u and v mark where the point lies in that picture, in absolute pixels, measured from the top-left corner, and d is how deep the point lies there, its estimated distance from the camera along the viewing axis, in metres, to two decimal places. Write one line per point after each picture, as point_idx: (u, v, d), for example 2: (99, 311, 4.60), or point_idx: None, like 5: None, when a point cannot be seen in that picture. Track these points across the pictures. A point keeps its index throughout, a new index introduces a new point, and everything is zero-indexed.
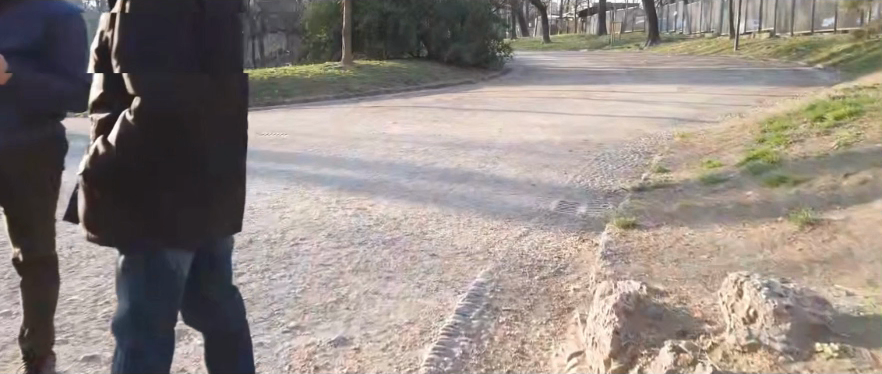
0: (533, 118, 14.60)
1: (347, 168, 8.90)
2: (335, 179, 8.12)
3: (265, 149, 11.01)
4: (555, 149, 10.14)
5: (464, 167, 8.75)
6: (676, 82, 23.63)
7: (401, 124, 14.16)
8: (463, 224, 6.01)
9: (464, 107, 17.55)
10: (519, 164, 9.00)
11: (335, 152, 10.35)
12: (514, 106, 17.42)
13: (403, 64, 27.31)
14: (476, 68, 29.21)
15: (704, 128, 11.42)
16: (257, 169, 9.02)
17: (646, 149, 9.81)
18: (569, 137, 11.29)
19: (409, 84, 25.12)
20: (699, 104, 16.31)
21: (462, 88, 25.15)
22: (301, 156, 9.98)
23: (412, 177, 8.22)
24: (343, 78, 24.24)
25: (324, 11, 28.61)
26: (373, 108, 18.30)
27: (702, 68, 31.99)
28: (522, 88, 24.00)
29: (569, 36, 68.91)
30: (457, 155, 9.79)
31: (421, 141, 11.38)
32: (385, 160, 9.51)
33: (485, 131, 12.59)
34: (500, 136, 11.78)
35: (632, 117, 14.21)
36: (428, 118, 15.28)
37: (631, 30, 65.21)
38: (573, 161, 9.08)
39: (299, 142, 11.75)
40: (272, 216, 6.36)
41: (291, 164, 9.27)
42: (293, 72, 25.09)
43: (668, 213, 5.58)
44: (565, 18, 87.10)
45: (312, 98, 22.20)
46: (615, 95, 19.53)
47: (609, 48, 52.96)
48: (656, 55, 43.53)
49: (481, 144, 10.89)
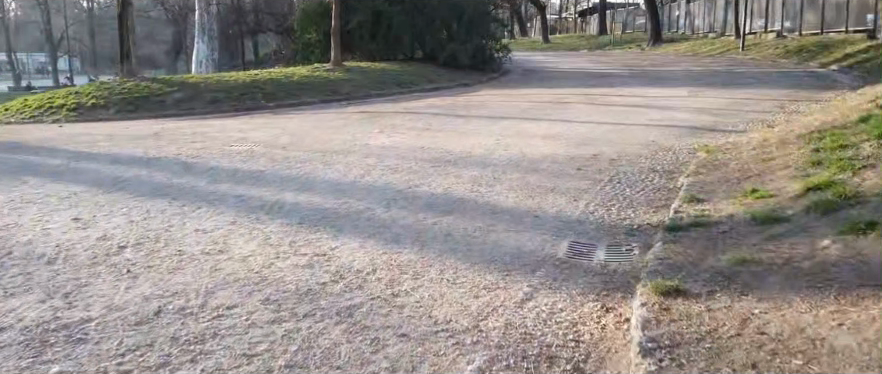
0: (533, 126, 13.25)
1: (316, 193, 7.49)
2: (299, 208, 6.72)
3: (227, 166, 9.62)
4: (559, 165, 8.78)
5: (455, 192, 7.34)
6: (685, 85, 22.27)
7: (388, 134, 12.82)
8: (447, 280, 4.59)
9: (459, 113, 16.23)
10: (518, 187, 7.62)
11: (307, 171, 8.97)
12: (511, 112, 16.05)
13: (396, 66, 25.95)
14: (473, 70, 27.82)
15: (729, 141, 10.04)
16: (209, 193, 7.64)
17: (666, 167, 8.46)
18: (575, 151, 9.94)
19: (402, 87, 23.76)
20: (715, 110, 14.94)
21: (457, 91, 23.79)
22: (266, 177, 8.62)
23: (391, 205, 6.82)
24: (331, 81, 22.90)
25: (314, 10, 27.06)
26: (360, 114, 16.98)
27: (709, 69, 30.67)
28: (521, 91, 22.66)
29: (568, 36, 67.73)
30: (446, 175, 8.43)
31: (407, 156, 10.01)
32: (362, 182, 8.11)
33: (479, 142, 11.24)
34: (497, 149, 10.40)
35: (643, 126, 12.85)
36: (418, 126, 13.94)
37: (632, 31, 63.93)
38: (582, 183, 7.70)
39: (269, 157, 10.41)
40: (202, 266, 4.94)
41: (251, 188, 7.88)
42: (278, 73, 23.73)
43: (720, 272, 4.19)
44: (564, 18, 85.96)
45: (298, 102, 20.88)
46: (621, 99, 18.21)
47: (610, 49, 51.72)
48: (659, 55, 42.23)
49: (474, 159, 9.50)
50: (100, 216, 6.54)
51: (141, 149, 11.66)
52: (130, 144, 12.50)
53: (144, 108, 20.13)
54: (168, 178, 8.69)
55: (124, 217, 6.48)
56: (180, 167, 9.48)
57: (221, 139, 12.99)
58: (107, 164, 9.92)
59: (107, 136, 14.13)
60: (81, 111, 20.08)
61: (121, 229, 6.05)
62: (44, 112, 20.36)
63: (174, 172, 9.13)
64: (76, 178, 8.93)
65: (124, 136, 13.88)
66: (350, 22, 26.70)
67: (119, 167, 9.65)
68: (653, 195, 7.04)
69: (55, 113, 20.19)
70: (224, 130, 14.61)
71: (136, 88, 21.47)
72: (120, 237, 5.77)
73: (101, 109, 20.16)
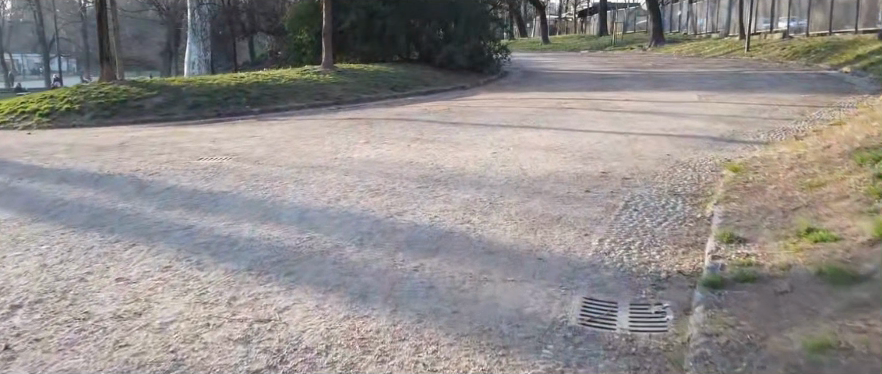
0: (534, 136, 12.14)
1: (278, 224, 6.31)
2: (251, 247, 5.54)
3: (185, 185, 8.45)
4: (564, 186, 7.65)
5: (443, 224, 6.18)
6: (693, 88, 21.17)
7: (374, 145, 11.69)
8: (423, 366, 3.46)
9: (453, 120, 15.14)
10: (518, 215, 6.47)
11: (274, 193, 7.79)
12: (510, 119, 14.94)
13: (389, 68, 24.80)
14: (470, 72, 26.68)
15: (755, 157, 8.90)
16: (152, 223, 6.47)
17: (689, 190, 7.32)
18: (581, 168, 8.82)
19: (395, 90, 22.64)
20: (731, 118, 13.82)
21: (453, 95, 22.67)
22: (225, 201, 7.45)
23: (364, 242, 5.62)
24: (320, 84, 21.80)
25: (305, 8, 25.88)
26: (347, 120, 15.89)
27: (716, 70, 29.56)
28: (519, 96, 21.58)
29: (568, 36, 66.79)
30: (432, 198, 7.30)
31: (391, 173, 8.88)
32: (335, 209, 6.94)
33: (474, 156, 10.12)
34: (493, 165, 9.28)
35: (655, 136, 11.74)
36: (408, 135, 12.82)
37: (633, 31, 62.82)
38: (592, 211, 6.55)
39: (236, 173, 9.25)
40: (105, 340, 3.79)
41: (204, 216, 6.72)
42: (266, 76, 22.58)
43: (796, 368, 3.08)
44: (564, 19, 85.08)
45: (285, 107, 19.74)
46: (627, 104, 17.12)
47: (610, 50, 50.68)
48: (663, 56, 41.14)
49: (467, 178, 8.37)
50: (10, 258, 5.37)
51: (99, 163, 10.53)
52: (91, 156, 11.37)
53: (121, 114, 18.98)
54: (112, 202, 7.53)
55: (37, 260, 5.32)
56: (133, 187, 8.33)
57: (191, 151, 11.86)
58: (50, 183, 8.75)
59: (71, 146, 13.01)
60: (54, 116, 18.92)
61: (26, 278, 4.88)
62: (15, 117, 19.21)
63: (122, 194, 7.96)
64: (9, 201, 7.76)
65: (88, 146, 12.75)
66: (343, 22, 25.59)
67: (63, 186, 8.48)
68: (679, 228, 5.90)
69: (26, 118, 19.03)
70: (199, 139, 13.50)
71: (113, 91, 20.33)
72: (19, 291, 4.61)
73: (76, 114, 19.01)
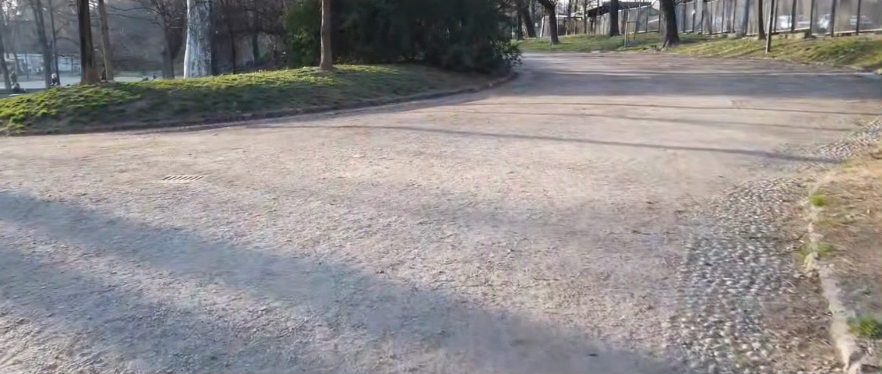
0: (554, 151, 10.57)
1: (228, 285, 4.70)
2: (182, 329, 3.94)
3: (133, 217, 6.88)
4: (604, 225, 6.04)
5: (452, 285, 4.56)
6: (720, 93, 19.62)
7: (370, 162, 10.19)
8: None
9: (462, 130, 13.64)
10: (553, 270, 4.85)
11: (237, 231, 6.17)
12: (525, 129, 13.41)
13: (392, 69, 23.26)
14: (478, 74, 25.12)
15: (833, 182, 7.30)
16: (66, 280, 4.85)
17: (766, 232, 5.72)
18: (620, 196, 7.21)
19: (399, 93, 21.10)
20: (777, 128, 12.20)
21: (461, 99, 21.14)
22: (172, 244, 5.81)
23: (342, 320, 4.02)
24: (318, 86, 20.28)
25: (304, 6, 24.30)
26: (344, 129, 14.39)
27: (740, 72, 27.92)
28: (533, 100, 20.04)
29: (578, 36, 65.18)
30: (436, 241, 5.69)
31: (388, 201, 7.32)
32: (310, 258, 5.32)
33: (486, 178, 8.57)
34: (511, 190, 7.71)
35: (697, 151, 10.13)
36: (410, 149, 11.28)
37: (645, 31, 61.22)
38: (651, 265, 4.90)
39: (201, 199, 7.67)
40: None
41: (138, 270, 5.10)
42: (261, 78, 21.03)
43: None
44: (573, 19, 83.65)
45: (278, 112, 18.23)
46: (653, 112, 15.58)
47: (623, 51, 48.99)
48: (680, 56, 39.52)
49: (479, 209, 6.81)
50: None
51: (48, 183, 8.98)
52: (45, 174, 9.85)
53: (101, 120, 17.43)
54: (31, 244, 5.89)
55: None
56: (67, 221, 6.75)
57: (161, 167, 10.32)
58: None
59: (30, 160, 11.48)
60: (28, 122, 17.41)
61: None
62: None
63: (49, 232, 6.32)
64: None
65: (48, 161, 11.23)
66: (344, 21, 24.03)
67: None
68: (777, 296, 4.27)
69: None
70: (175, 151, 11.96)
71: (94, 94, 18.78)
72: None
73: (52, 119, 17.51)
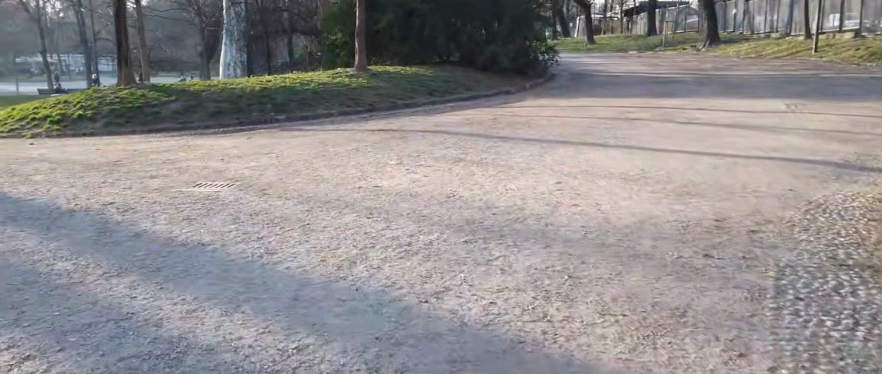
0: (602, 159, 9.98)
1: (256, 315, 4.23)
2: (202, 372, 3.49)
3: (160, 230, 6.49)
4: (671, 247, 5.44)
5: (506, 320, 4.02)
6: (770, 95, 18.76)
7: (408, 169, 9.73)
8: None
9: (501, 134, 13.11)
10: (621, 302, 4.28)
11: (267, 248, 5.72)
12: (568, 134, 12.83)
13: (427, 71, 22.81)
14: (515, 75, 24.54)
15: None
16: (83, 305, 4.44)
17: (858, 258, 5.07)
18: (683, 212, 6.60)
19: (435, 95, 20.64)
20: (839, 134, 11.44)
21: (498, 101, 20.59)
22: (198, 262, 5.38)
23: (383, 365, 3.52)
24: (352, 88, 19.91)
25: (338, 7, 23.99)
26: (379, 133, 13.98)
27: (788, 73, 26.86)
28: (573, 103, 19.40)
29: (614, 36, 64.04)
30: (485, 264, 5.17)
31: (428, 215, 6.83)
32: (346, 283, 4.83)
33: (532, 189, 8.03)
34: (561, 203, 7.16)
35: (757, 159, 9.45)
36: (448, 156, 10.80)
37: (684, 31, 59.84)
38: (732, 299, 4.30)
39: (231, 210, 7.26)
40: None
41: (160, 294, 4.67)
42: (295, 79, 20.74)
43: None
44: (608, 18, 82.36)
45: (312, 114, 17.92)
46: (702, 116, 14.86)
47: (661, 51, 47.88)
48: (721, 57, 38.38)
49: (528, 226, 6.26)
50: None
51: (76, 190, 8.71)
52: (75, 179, 9.59)
53: (136, 121, 17.31)
54: (51, 261, 5.51)
55: None
56: (90, 234, 6.37)
57: (192, 173, 10.01)
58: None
59: (62, 164, 11.28)
60: (64, 123, 17.36)
61: None
62: (25, 124, 17.73)
63: (71, 247, 5.95)
64: None
65: (79, 165, 11.01)
66: (379, 21, 23.66)
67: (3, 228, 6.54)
68: None
69: (35, 126, 17.49)
70: (206, 156, 11.66)
71: (129, 95, 18.69)
72: None
73: (88, 121, 17.45)
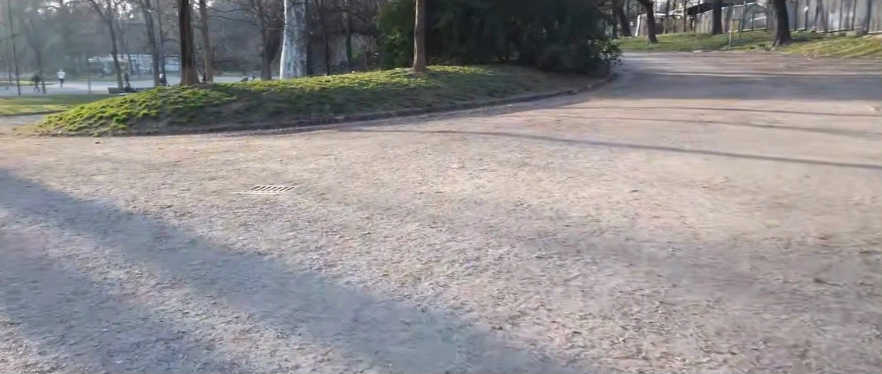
0: (678, 165, 9.30)
1: (314, 341, 3.85)
2: None
3: (215, 237, 6.22)
4: (774, 271, 4.83)
5: (594, 356, 3.55)
6: (855, 96, 17.55)
7: (471, 173, 9.28)
8: None
9: (566, 137, 12.53)
10: (727, 337, 3.73)
11: (326, 261, 5.35)
12: (637, 138, 12.15)
13: (486, 70, 22.32)
14: (576, 75, 23.81)
15: None
16: (132, 321, 4.15)
17: None
18: (780, 228, 5.94)
19: (495, 95, 20.15)
20: None
21: (560, 102, 19.94)
22: (253, 275, 5.06)
23: None
24: (410, 88, 19.61)
25: (397, 6, 23.76)
26: (437, 135, 13.57)
27: (870, 73, 25.23)
28: (639, 104, 18.61)
29: (677, 35, 61.94)
30: (563, 284, 4.67)
31: (496, 225, 6.36)
32: (410, 302, 4.42)
33: (606, 197, 7.47)
34: (641, 214, 6.58)
35: (852, 168, 8.63)
36: (512, 160, 10.29)
37: (751, 29, 57.40)
38: (858, 337, 3.70)
39: (289, 216, 6.96)
40: None
41: (213, 310, 4.34)
42: (353, 79, 20.57)
43: None
44: (670, 17, 79.88)
45: (371, 114, 17.71)
46: (781, 119, 13.92)
47: (727, 50, 45.95)
48: (793, 56, 36.50)
49: (606, 239, 5.73)
50: None
51: (136, 192, 8.60)
52: (135, 180, 9.53)
53: (198, 120, 17.44)
54: (104, 269, 5.28)
55: None
56: (146, 239, 6.15)
57: (250, 174, 9.82)
58: (56, 223, 6.77)
59: (124, 164, 11.30)
60: (129, 122, 17.63)
61: None
62: (93, 122, 18.10)
63: (125, 253, 5.73)
64: None
65: (140, 166, 10.98)
66: (438, 21, 23.32)
67: (61, 232, 6.41)
68: None
69: (102, 124, 17.83)
70: (266, 157, 11.49)
71: (192, 95, 18.88)
72: None
73: (152, 119, 17.68)
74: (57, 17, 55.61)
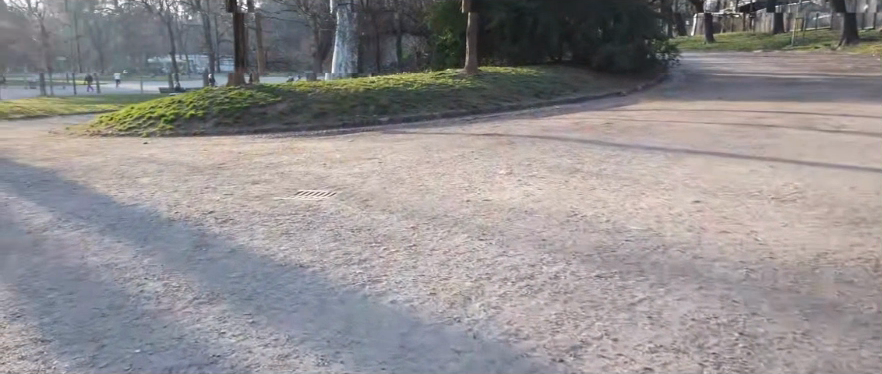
0: (742, 174, 8.74)
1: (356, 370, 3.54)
2: None
3: (257, 246, 5.99)
4: (866, 300, 4.33)
5: None
6: None
7: (519, 180, 8.90)
8: None
9: (618, 141, 12.01)
10: None
11: (371, 276, 5.05)
12: (694, 143, 11.57)
13: (533, 71, 21.84)
14: (626, 76, 23.12)
15: None
16: (166, 341, 3.92)
17: None
18: (865, 248, 5.40)
19: (542, 97, 19.68)
20: None
21: (609, 103, 19.34)
22: (294, 290, 4.80)
23: None
24: (455, 89, 19.29)
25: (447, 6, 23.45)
26: (483, 138, 13.21)
27: None
28: (693, 106, 17.89)
29: (728, 35, 60.16)
30: (627, 309, 4.26)
31: (549, 238, 5.97)
32: (460, 326, 4.08)
33: (666, 208, 7.00)
34: (707, 229, 6.09)
35: None
36: (562, 165, 9.85)
37: (807, 29, 55.31)
38: None
39: (332, 224, 6.70)
40: None
41: (250, 330, 4.09)
42: (398, 80, 20.37)
43: None
44: (721, 16, 77.73)
45: (415, 116, 17.45)
46: (848, 124, 13.12)
47: (782, 50, 44.31)
48: (855, 57, 34.89)
49: (672, 257, 5.29)
50: None
51: (178, 195, 8.48)
52: (179, 183, 9.44)
53: (243, 121, 17.46)
54: (142, 280, 5.09)
55: None
56: (186, 248, 5.96)
57: (293, 178, 9.64)
58: (97, 229, 6.65)
59: (169, 165, 11.27)
60: (176, 122, 17.77)
61: None
62: (141, 123, 18.31)
63: (163, 263, 5.54)
64: (22, 261, 5.64)
65: (184, 168, 10.93)
66: (489, 20, 22.93)
67: (101, 238, 6.27)
68: None
69: (150, 125, 18.01)
70: (309, 160, 11.32)
71: (237, 95, 18.94)
72: None
73: (198, 120, 17.78)
74: (113, 18, 57.25)
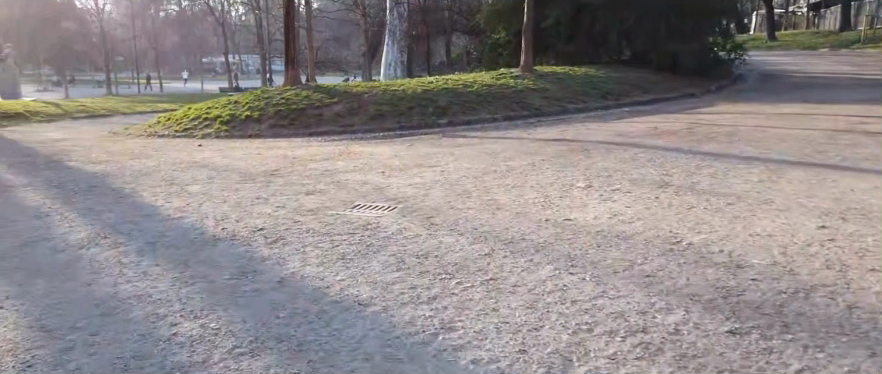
0: (863, 191, 7.50)
1: None
2: None
3: (308, 275, 5.18)
4: None
5: None
6: None
7: (602, 195, 7.90)
8: None
9: (706, 149, 10.82)
10: None
11: (444, 323, 4.16)
12: (794, 152, 10.28)
13: (600, 71, 20.61)
14: (700, 76, 21.64)
15: None
16: None
17: None
18: None
19: (610, 98, 18.48)
20: None
21: (685, 106, 17.99)
22: (351, 339, 3.96)
23: None
24: (518, 89, 18.31)
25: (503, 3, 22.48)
26: (553, 143, 12.19)
27: None
28: (779, 109, 16.39)
29: (802, 32, 57.03)
30: None
31: (656, 274, 4.95)
32: None
33: (787, 236, 5.88)
34: (851, 266, 4.96)
35: None
36: (648, 178, 8.78)
37: None
38: None
39: (394, 248, 5.84)
40: None
41: None
42: (457, 80, 19.49)
43: None
44: (793, 13, 74.04)
45: (476, 118, 16.55)
46: None
47: (864, 48, 41.46)
48: None
49: (819, 307, 4.20)
50: None
51: (227, 207, 7.80)
52: (229, 192, 8.79)
53: (298, 122, 16.91)
54: (177, 318, 4.35)
55: None
56: (230, 275, 5.21)
57: (350, 188, 8.86)
58: (135, 248, 5.97)
59: (221, 171, 10.70)
60: (231, 123, 17.37)
61: None
62: (197, 123, 17.98)
63: (202, 295, 4.77)
64: (48, 289, 4.97)
65: (236, 174, 10.31)
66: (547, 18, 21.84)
67: (139, 260, 5.59)
68: None
69: (206, 125, 17.66)
70: (367, 166, 10.55)
71: (294, 96, 18.42)
72: None
73: (253, 121, 17.32)
74: (175, 18, 58.39)
